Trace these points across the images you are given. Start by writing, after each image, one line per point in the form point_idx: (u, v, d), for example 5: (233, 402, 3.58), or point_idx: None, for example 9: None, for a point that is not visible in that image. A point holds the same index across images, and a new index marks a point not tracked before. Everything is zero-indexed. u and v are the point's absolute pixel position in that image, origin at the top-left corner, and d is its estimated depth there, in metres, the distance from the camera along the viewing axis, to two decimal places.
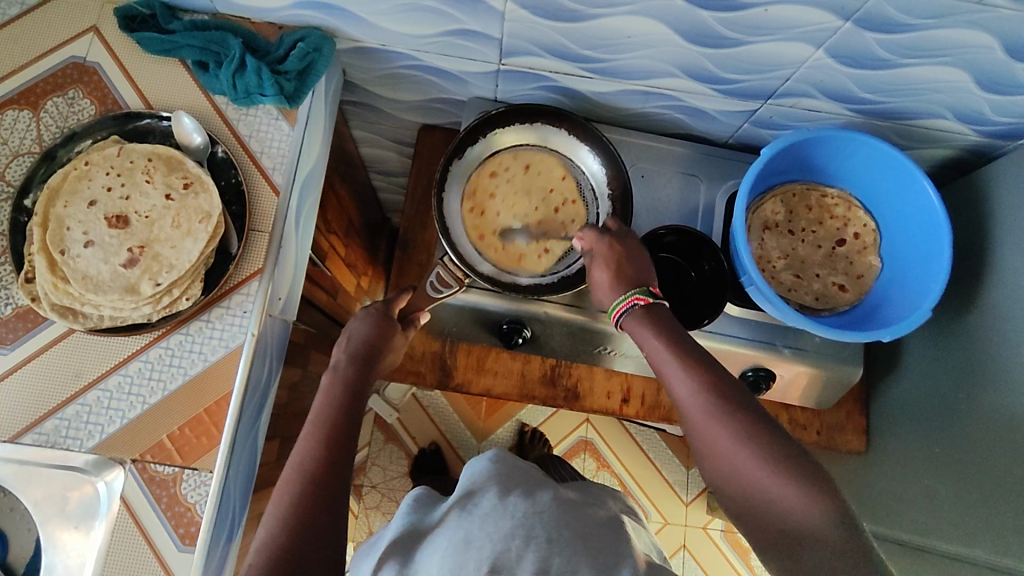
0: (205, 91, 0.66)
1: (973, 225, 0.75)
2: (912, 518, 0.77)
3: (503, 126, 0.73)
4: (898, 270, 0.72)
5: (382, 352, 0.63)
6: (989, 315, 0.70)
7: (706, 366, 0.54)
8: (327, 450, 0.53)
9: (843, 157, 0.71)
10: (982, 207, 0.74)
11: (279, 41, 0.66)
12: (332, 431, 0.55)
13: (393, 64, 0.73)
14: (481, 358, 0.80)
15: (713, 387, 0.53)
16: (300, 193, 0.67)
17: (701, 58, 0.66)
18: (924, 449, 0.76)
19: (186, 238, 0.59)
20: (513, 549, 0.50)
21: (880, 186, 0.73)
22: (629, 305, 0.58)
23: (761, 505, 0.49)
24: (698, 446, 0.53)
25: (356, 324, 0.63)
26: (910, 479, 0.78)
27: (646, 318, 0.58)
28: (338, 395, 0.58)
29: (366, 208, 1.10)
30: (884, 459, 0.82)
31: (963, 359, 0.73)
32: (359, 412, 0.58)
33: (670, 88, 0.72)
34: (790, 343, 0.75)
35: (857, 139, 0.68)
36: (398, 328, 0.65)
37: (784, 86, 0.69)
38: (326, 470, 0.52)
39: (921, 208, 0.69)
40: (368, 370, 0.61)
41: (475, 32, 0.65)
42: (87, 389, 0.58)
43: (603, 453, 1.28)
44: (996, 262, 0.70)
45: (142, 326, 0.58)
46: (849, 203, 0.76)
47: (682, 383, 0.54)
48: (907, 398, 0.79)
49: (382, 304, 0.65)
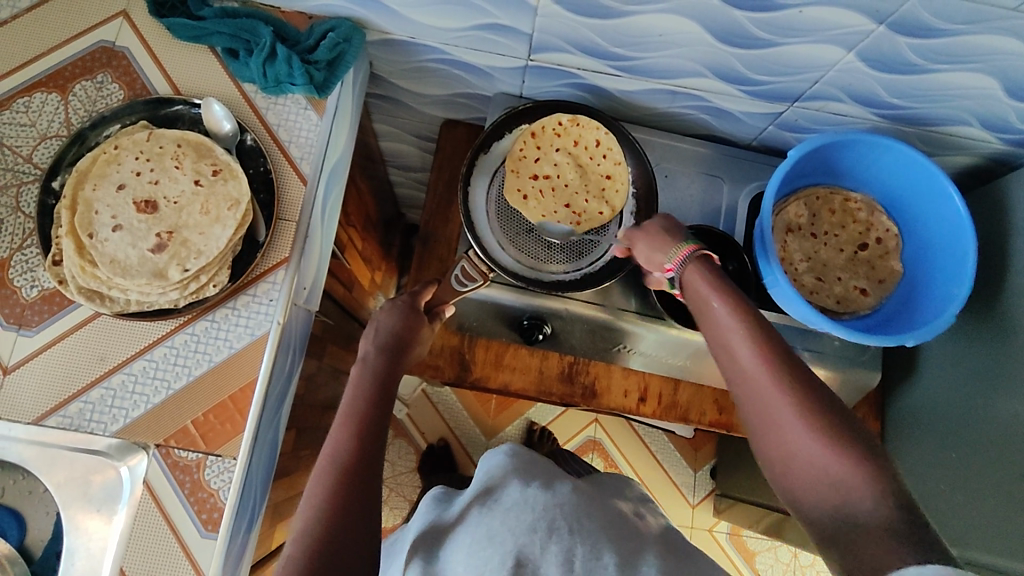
0: (234, 79, 0.66)
1: (994, 233, 0.75)
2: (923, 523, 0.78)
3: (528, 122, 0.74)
4: (921, 276, 0.72)
5: (410, 344, 0.63)
6: (1011, 323, 0.70)
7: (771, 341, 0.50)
8: (360, 441, 0.53)
9: (869, 161, 0.71)
10: (1004, 215, 0.74)
11: (309, 31, 0.66)
12: (361, 422, 0.55)
13: (421, 58, 0.73)
14: (500, 354, 0.80)
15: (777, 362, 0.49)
16: (326, 184, 0.67)
17: (730, 59, 0.66)
18: (940, 457, 0.76)
19: (214, 224, 0.58)
20: (536, 542, 0.49)
21: (905, 192, 0.73)
22: (694, 255, 0.56)
23: (806, 474, 0.47)
24: (747, 411, 0.50)
25: (383, 316, 0.63)
26: (925, 485, 0.78)
27: (709, 276, 0.55)
28: (367, 386, 0.58)
29: (382, 203, 1.10)
30: (899, 464, 0.82)
31: (982, 365, 0.73)
32: (388, 403, 0.58)
33: (697, 89, 0.72)
34: (811, 346, 0.75)
35: (884, 144, 0.68)
36: (426, 320, 0.65)
37: (811, 89, 0.69)
38: (359, 461, 0.52)
39: (947, 214, 0.69)
40: (395, 361, 0.61)
41: (507, 28, 0.65)
42: (111, 373, 0.58)
43: (611, 453, 1.28)
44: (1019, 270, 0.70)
45: (169, 312, 0.58)
46: (872, 208, 0.76)
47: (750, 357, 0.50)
48: (924, 404, 0.79)
49: (409, 297, 0.65)
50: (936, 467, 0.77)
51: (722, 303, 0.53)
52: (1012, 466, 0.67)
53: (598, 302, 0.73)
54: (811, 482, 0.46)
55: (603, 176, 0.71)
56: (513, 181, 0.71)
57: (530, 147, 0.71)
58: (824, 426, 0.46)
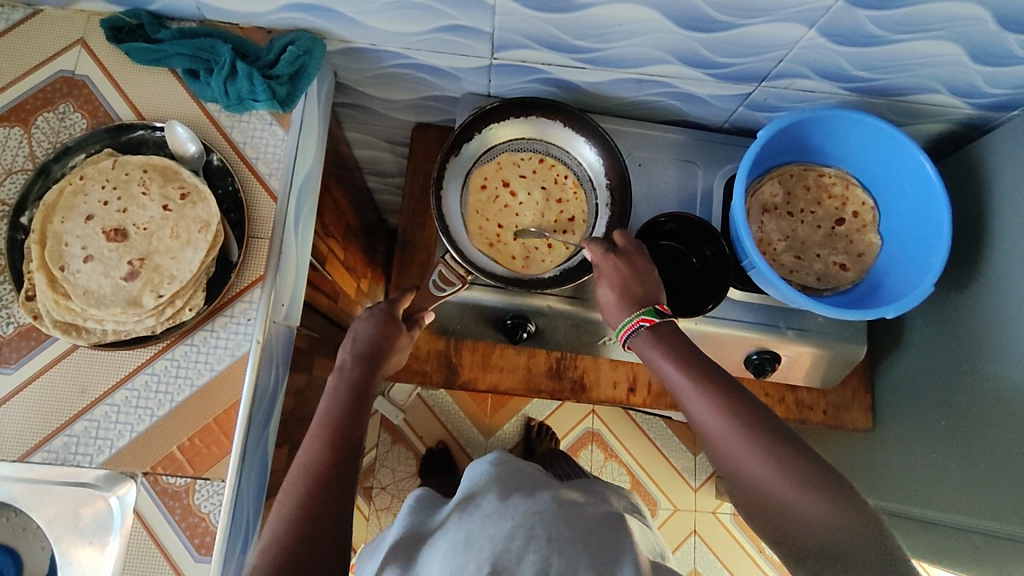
0: (197, 99, 0.65)
1: (970, 198, 0.75)
2: (912, 490, 0.79)
3: (497, 121, 0.74)
4: (898, 247, 0.72)
5: (388, 351, 0.63)
6: (992, 286, 0.70)
7: (723, 389, 0.54)
8: (334, 452, 0.53)
9: (840, 135, 0.71)
10: (980, 179, 0.74)
11: (269, 45, 0.65)
12: (337, 433, 0.55)
13: (386, 64, 0.73)
14: (487, 354, 0.80)
15: (729, 407, 0.53)
16: (298, 198, 0.67)
17: (692, 45, 0.66)
18: (929, 424, 0.76)
19: (186, 248, 0.58)
20: (513, 550, 0.49)
21: (879, 164, 0.73)
22: (635, 326, 0.60)
23: (775, 509, 0.50)
24: (712, 455, 0.55)
25: (361, 325, 0.63)
26: (915, 455, 0.78)
27: (652, 339, 0.59)
28: (344, 396, 0.58)
29: (362, 211, 1.10)
30: (890, 435, 0.83)
31: (965, 331, 0.73)
32: (365, 414, 0.58)
33: (665, 77, 0.72)
34: (795, 325, 0.75)
35: (851, 118, 0.68)
36: (405, 328, 0.65)
37: (776, 69, 0.69)
38: (331, 473, 0.52)
39: (918, 182, 0.69)
40: (373, 370, 0.61)
41: (468, 29, 0.65)
42: (94, 405, 0.58)
43: (610, 444, 1.29)
44: (998, 233, 0.70)
45: (147, 339, 0.58)
46: (847, 182, 0.76)
47: (702, 409, 0.54)
48: (914, 372, 0.80)
49: (386, 305, 0.65)
50: (927, 435, 0.77)
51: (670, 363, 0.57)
52: (1000, 427, 0.67)
53: (582, 296, 0.73)
54: (785, 514, 0.49)
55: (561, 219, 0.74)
56: (497, 172, 0.75)
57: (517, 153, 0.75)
58: (779, 460, 0.50)
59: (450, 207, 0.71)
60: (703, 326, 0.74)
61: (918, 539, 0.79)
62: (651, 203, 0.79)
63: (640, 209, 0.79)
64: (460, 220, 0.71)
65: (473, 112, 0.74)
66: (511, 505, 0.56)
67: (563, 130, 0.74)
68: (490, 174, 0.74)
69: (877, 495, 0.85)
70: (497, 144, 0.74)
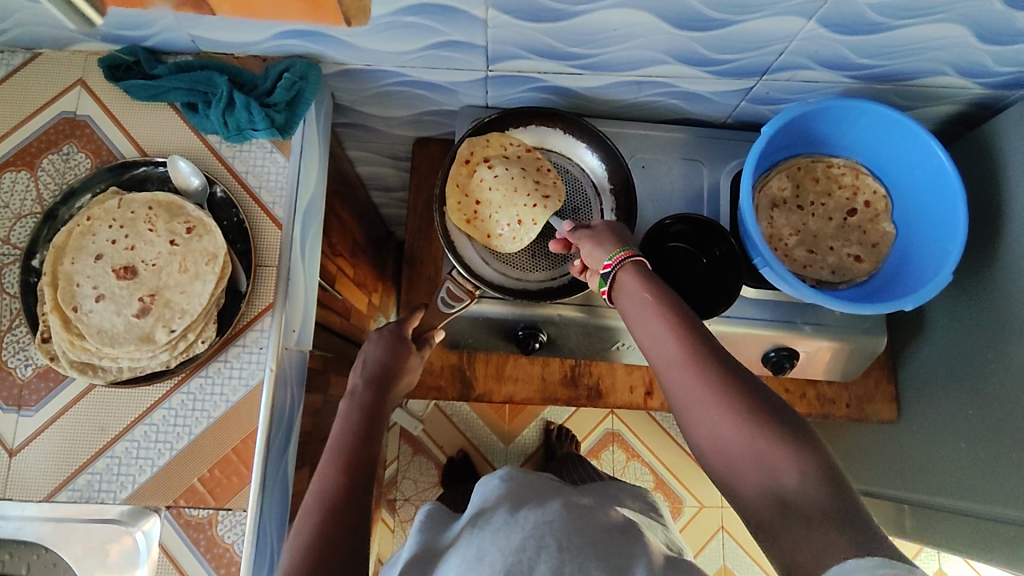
0: (197, 131, 0.66)
1: (985, 179, 0.73)
2: (940, 481, 0.77)
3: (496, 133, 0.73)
4: (914, 234, 0.71)
5: (398, 372, 0.63)
6: (1014, 268, 0.68)
7: (699, 335, 0.50)
8: (347, 474, 0.53)
9: (846, 125, 0.70)
10: (993, 160, 0.72)
11: (265, 73, 0.66)
12: (351, 458, 0.54)
13: (383, 82, 0.73)
14: (500, 366, 0.80)
15: (704, 351, 0.49)
16: (303, 223, 0.67)
17: (687, 45, 0.65)
18: (954, 412, 0.75)
19: (194, 281, 0.59)
20: (525, 559, 0.49)
21: (889, 152, 0.71)
22: (622, 259, 0.55)
23: (739, 466, 0.46)
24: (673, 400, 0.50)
25: (370, 348, 0.64)
26: (940, 444, 0.77)
27: (638, 272, 0.54)
28: (357, 419, 0.58)
29: (371, 227, 1.10)
30: (916, 424, 0.81)
31: (987, 315, 0.71)
32: (377, 435, 0.58)
33: (664, 78, 0.72)
34: (813, 319, 0.74)
35: (856, 106, 0.67)
36: (413, 348, 0.66)
37: (776, 63, 0.68)
38: (348, 497, 0.51)
39: (929, 167, 0.68)
40: (383, 391, 0.61)
41: (459, 43, 0.65)
42: (114, 441, 0.59)
43: (632, 444, 1.28)
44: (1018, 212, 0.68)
45: (162, 373, 0.58)
46: (856, 171, 0.74)
47: (674, 347, 0.50)
48: (939, 357, 0.78)
49: (394, 326, 0.66)
50: (954, 420, 0.75)
51: (648, 297, 0.53)
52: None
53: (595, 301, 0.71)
54: (750, 475, 0.45)
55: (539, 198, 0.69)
56: (484, 147, 0.71)
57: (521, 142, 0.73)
58: (751, 415, 0.46)
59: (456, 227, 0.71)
60: (716, 327, 0.73)
61: (945, 531, 0.76)
62: (656, 205, 0.78)
63: (646, 211, 0.78)
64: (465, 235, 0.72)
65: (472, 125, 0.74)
66: (528, 513, 0.55)
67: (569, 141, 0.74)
68: (477, 150, 0.71)
69: (903, 486, 0.83)
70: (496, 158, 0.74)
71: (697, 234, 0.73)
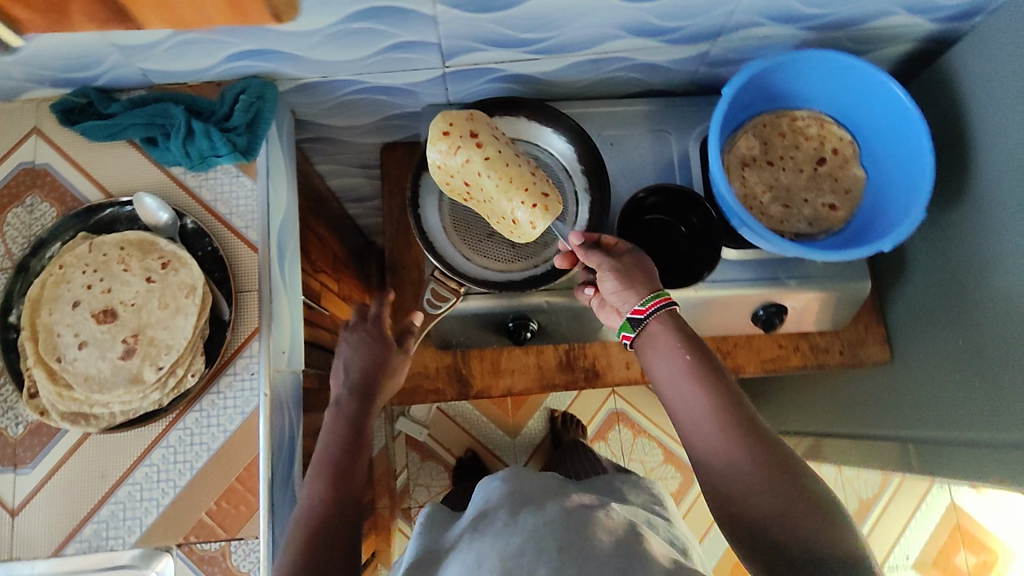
0: (160, 165, 0.65)
1: (947, 112, 0.74)
2: (935, 415, 0.78)
3: None
4: (885, 175, 0.71)
5: (382, 375, 0.62)
6: (984, 199, 0.69)
7: (726, 394, 0.53)
8: (334, 497, 0.53)
9: (804, 77, 0.70)
10: (952, 93, 0.73)
11: (221, 98, 0.65)
12: (335, 476, 0.54)
13: (341, 92, 0.72)
14: (495, 360, 0.80)
15: (730, 411, 0.52)
16: (280, 244, 0.66)
17: (637, 17, 0.65)
18: (945, 345, 0.76)
19: (176, 315, 0.58)
20: (524, 562, 0.49)
21: (850, 98, 0.72)
22: (657, 306, 0.56)
23: (762, 520, 0.48)
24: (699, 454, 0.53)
25: (352, 353, 0.63)
26: (934, 379, 0.78)
27: (671, 325, 0.56)
28: (340, 436, 0.57)
29: (350, 238, 1.10)
30: (910, 363, 0.81)
31: (964, 245, 0.72)
32: (364, 455, 0.58)
33: (620, 52, 0.72)
34: (795, 274, 0.74)
35: (812, 57, 0.67)
36: (397, 348, 0.64)
37: (728, 23, 0.68)
38: (333, 527, 0.51)
39: (889, 107, 0.68)
40: (368, 403, 0.60)
41: (410, 43, 0.64)
42: (116, 487, 0.58)
43: (637, 422, 1.28)
44: (982, 142, 0.68)
45: (155, 413, 0.58)
46: (821, 121, 0.75)
47: (703, 405, 0.53)
48: (924, 295, 0.78)
49: (377, 326, 0.65)
50: (945, 355, 0.76)
51: (678, 354, 0.55)
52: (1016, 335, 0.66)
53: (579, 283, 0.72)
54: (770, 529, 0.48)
55: (535, 192, 0.62)
56: (469, 125, 0.64)
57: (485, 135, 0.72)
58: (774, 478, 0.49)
59: (433, 226, 0.71)
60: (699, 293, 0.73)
61: (940, 465, 0.77)
62: (629, 180, 0.78)
63: (619, 187, 0.78)
64: (443, 236, 0.71)
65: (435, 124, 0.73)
66: (528, 516, 0.55)
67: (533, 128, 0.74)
68: (459, 124, 0.63)
69: (900, 425, 0.83)
70: None
71: (673, 203, 0.73)
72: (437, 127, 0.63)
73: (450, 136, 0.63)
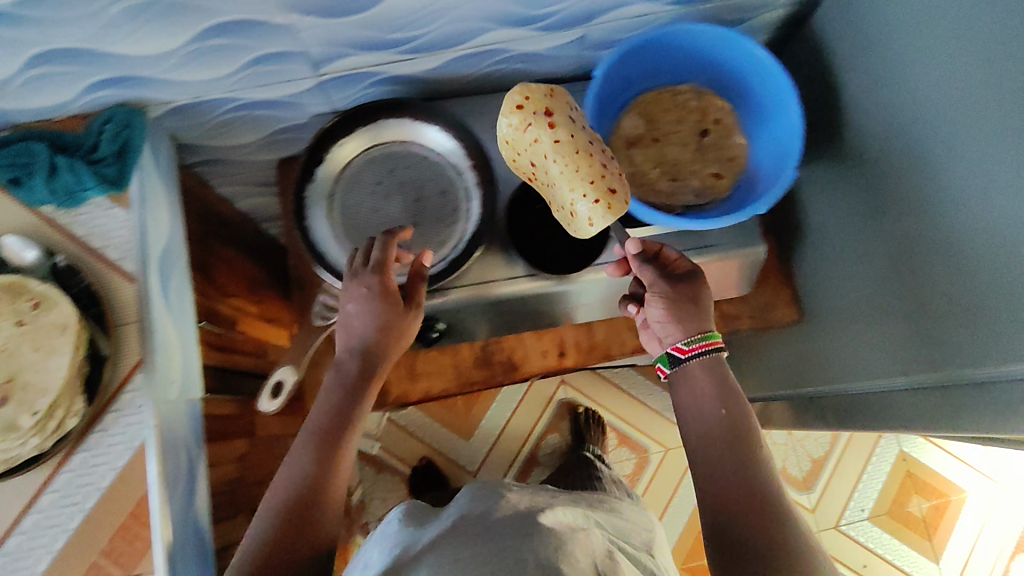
0: (27, 206, 0.62)
1: (825, 73, 0.75)
2: (843, 367, 0.78)
3: (340, 138, 0.75)
4: (764, 139, 0.72)
5: (386, 334, 0.68)
6: (866, 156, 0.69)
7: (745, 431, 0.65)
8: (315, 469, 0.63)
9: (676, 49, 0.70)
10: (827, 53, 0.74)
11: (86, 130, 0.65)
12: (323, 440, 0.65)
13: (220, 111, 0.71)
14: (410, 367, 0.93)
15: (744, 446, 0.64)
16: (161, 271, 0.65)
17: (503, 9, 0.65)
18: (851, 299, 0.76)
19: (50, 356, 0.56)
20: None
21: (725, 67, 0.71)
22: (707, 347, 0.67)
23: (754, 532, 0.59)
24: (706, 465, 0.64)
25: (355, 312, 0.68)
26: (843, 334, 0.78)
27: (707, 369, 0.68)
28: (335, 403, 0.66)
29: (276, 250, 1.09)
30: (826, 320, 0.83)
31: (854, 202, 0.73)
32: (347, 424, 0.66)
33: (500, 44, 0.72)
34: (693, 246, 0.74)
35: (679, 32, 0.67)
36: (401, 308, 0.68)
37: (597, 6, 0.69)
38: (309, 490, 0.62)
39: (759, 70, 0.68)
40: (361, 376, 0.68)
41: (276, 57, 0.64)
42: (4, 539, 0.56)
43: (587, 406, 1.28)
44: (861, 91, 0.69)
45: (37, 457, 0.56)
46: (701, 91, 0.75)
47: (726, 437, 0.64)
48: (837, 241, 0.79)
49: (378, 286, 0.67)
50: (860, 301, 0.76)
51: (715, 396, 0.66)
52: (905, 277, 0.65)
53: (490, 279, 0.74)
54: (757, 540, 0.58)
55: (602, 185, 0.62)
56: (545, 101, 0.64)
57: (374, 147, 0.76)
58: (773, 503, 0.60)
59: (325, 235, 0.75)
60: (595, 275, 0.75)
61: (852, 417, 0.78)
62: None
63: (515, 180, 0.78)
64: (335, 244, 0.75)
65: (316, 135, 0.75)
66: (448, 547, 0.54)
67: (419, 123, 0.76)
68: (533, 99, 0.64)
69: (818, 384, 0.84)
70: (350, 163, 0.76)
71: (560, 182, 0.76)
72: (510, 98, 0.65)
73: (525, 111, 0.64)
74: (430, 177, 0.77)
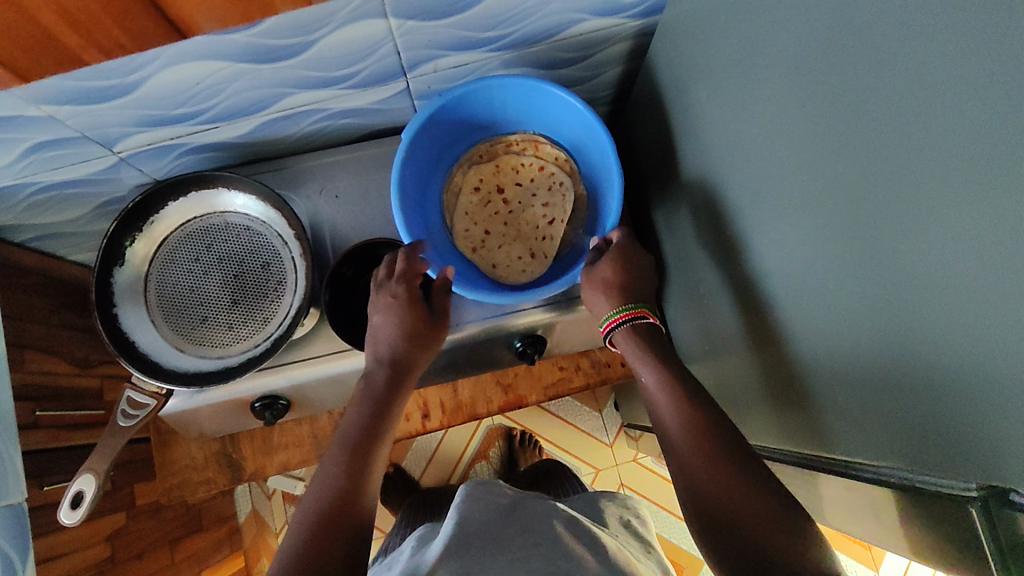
0: None
1: (756, 120, 0.88)
2: (750, 404, 1.11)
3: (142, 214, 1.29)
4: (592, 189, 1.44)
5: (408, 346, 1.12)
6: (784, 194, 0.84)
7: (690, 405, 0.94)
8: (348, 475, 0.97)
9: (517, 114, 1.40)
10: (755, 99, 0.87)
11: None
12: (355, 443, 1.03)
13: (121, 155, 1.24)
14: (261, 442, 1.62)
15: (688, 412, 0.94)
16: None
17: (287, 79, 1.13)
18: (751, 340, 1.04)
19: None
20: None
21: (564, 125, 1.39)
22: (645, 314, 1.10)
23: (701, 460, 0.88)
24: (666, 430, 0.96)
25: (385, 321, 1.13)
26: (738, 371, 1.12)
27: (653, 360, 1.02)
28: (369, 404, 1.08)
29: (66, 299, 1.50)
30: (760, 368, 1.03)
31: (777, 234, 0.88)
32: (376, 420, 1.07)
33: (312, 104, 1.26)
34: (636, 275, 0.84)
35: (514, 82, 1.27)
36: (417, 318, 1.14)
37: (405, 68, 1.21)
38: (342, 488, 0.96)
39: (591, 131, 1.32)
40: (393, 380, 1.12)
41: (158, 105, 1.09)
42: None
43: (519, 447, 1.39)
44: (700, 155, 1.10)
45: None
46: (537, 141, 1.45)
47: (667, 407, 0.96)
48: (703, 258, 1.20)
49: (399, 301, 1.14)
50: (726, 309, 1.13)
51: (651, 372, 1.01)
52: (745, 297, 1.03)
53: (280, 365, 1.28)
54: (702, 469, 0.88)
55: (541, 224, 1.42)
56: (492, 172, 1.45)
57: (196, 246, 1.33)
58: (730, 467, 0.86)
59: (133, 323, 1.25)
60: (412, 325, 1.13)
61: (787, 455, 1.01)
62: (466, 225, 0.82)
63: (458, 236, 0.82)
64: (153, 322, 1.28)
65: (119, 216, 1.27)
66: None
67: (223, 196, 1.32)
68: (477, 169, 1.45)
69: (760, 416, 1.07)
70: (163, 239, 1.32)
71: (371, 250, 1.37)
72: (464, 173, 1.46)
73: (478, 182, 1.45)
74: (249, 262, 1.32)
